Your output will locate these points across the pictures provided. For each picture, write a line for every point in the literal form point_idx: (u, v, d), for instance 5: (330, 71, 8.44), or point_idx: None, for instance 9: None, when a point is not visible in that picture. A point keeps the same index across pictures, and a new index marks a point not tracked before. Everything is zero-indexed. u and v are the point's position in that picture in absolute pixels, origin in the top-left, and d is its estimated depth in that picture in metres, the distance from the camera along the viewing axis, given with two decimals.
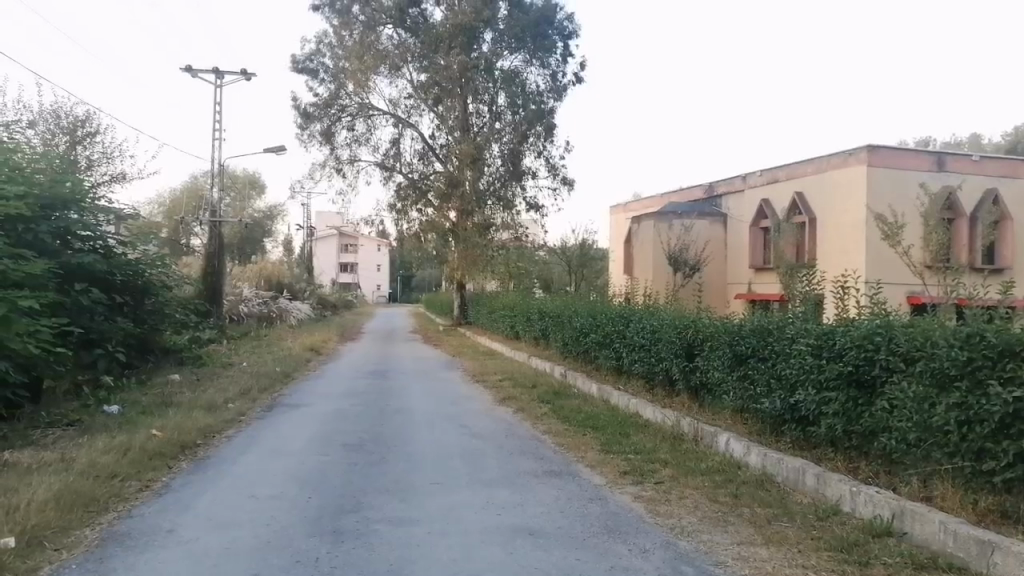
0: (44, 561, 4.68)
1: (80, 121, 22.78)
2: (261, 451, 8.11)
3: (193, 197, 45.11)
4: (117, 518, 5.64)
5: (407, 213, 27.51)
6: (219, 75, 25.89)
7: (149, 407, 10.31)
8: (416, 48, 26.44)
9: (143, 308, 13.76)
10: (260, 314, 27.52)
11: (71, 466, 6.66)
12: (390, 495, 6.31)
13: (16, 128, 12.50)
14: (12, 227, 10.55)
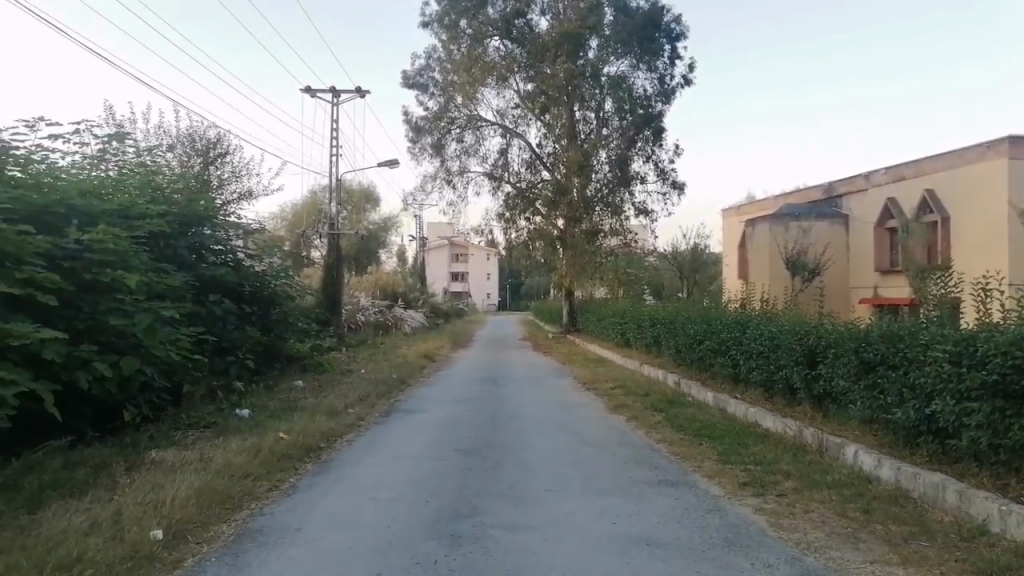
0: (189, 553, 5.03)
1: (213, 143, 24.31)
2: (380, 454, 8.39)
3: (312, 210, 47.35)
4: (251, 515, 5.97)
5: (516, 221, 27.68)
6: (335, 94, 27.13)
7: (276, 412, 10.86)
8: (522, 58, 26.72)
9: (270, 317, 14.56)
10: (376, 322, 28.51)
11: (208, 466, 7.11)
12: (504, 501, 6.37)
13: (157, 152, 13.56)
14: (154, 243, 11.43)
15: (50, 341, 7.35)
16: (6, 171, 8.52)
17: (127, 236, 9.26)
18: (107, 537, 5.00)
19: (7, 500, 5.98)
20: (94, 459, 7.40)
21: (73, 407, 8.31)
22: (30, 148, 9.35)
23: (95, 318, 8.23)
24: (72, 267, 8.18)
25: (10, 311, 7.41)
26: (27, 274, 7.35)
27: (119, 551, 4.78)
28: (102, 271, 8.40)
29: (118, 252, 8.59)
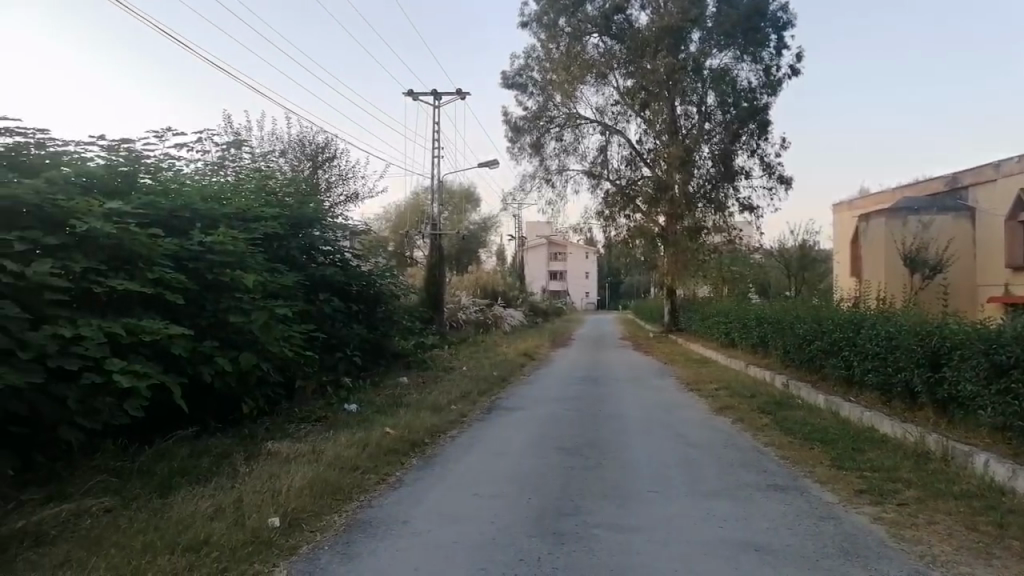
0: (303, 541, 5.25)
1: (322, 147, 25.35)
2: (482, 451, 8.48)
3: (416, 211, 48.58)
4: (360, 507, 6.17)
5: (616, 219, 27.47)
6: (437, 97, 27.71)
7: (382, 407, 11.20)
8: (622, 55, 26.43)
9: (376, 315, 15.02)
10: (476, 320, 28.93)
11: (321, 458, 7.41)
12: (607, 500, 6.32)
13: (271, 157, 14.23)
14: (269, 245, 12.02)
15: (177, 337, 7.85)
16: (139, 179, 9.17)
17: (244, 238, 9.79)
18: (229, 523, 5.28)
19: (141, 485, 6.41)
20: (217, 448, 7.85)
21: (197, 399, 8.83)
22: (158, 157, 10.03)
23: (217, 316, 8.73)
24: (195, 267, 8.71)
25: (142, 309, 7.95)
26: (157, 275, 7.89)
27: (241, 536, 5.04)
28: (223, 271, 8.92)
29: (237, 253, 9.12)
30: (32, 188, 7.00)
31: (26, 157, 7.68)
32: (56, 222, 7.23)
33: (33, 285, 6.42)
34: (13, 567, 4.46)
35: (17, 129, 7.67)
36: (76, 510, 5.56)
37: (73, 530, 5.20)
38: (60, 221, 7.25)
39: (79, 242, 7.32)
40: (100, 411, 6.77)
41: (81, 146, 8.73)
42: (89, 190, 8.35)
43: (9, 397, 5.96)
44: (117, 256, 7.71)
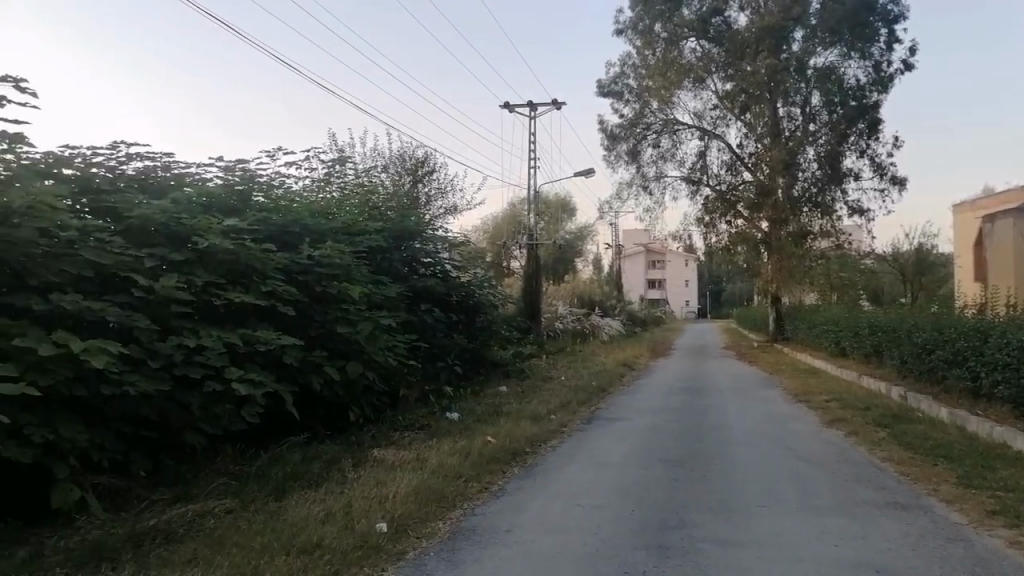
0: (410, 546, 5.37)
1: (421, 162, 26.01)
2: (583, 462, 8.43)
3: (512, 221, 49.03)
4: (464, 514, 6.26)
5: (716, 225, 26.82)
6: (532, 108, 27.92)
7: (483, 415, 11.32)
8: (721, 57, 25.84)
9: (476, 325, 15.24)
10: (574, 330, 28.89)
11: (425, 465, 7.55)
12: (714, 514, 6.14)
13: (373, 172, 14.70)
14: (373, 257, 12.40)
15: (289, 347, 8.21)
16: (254, 197, 9.65)
17: (350, 251, 10.14)
18: (340, 527, 5.46)
19: (258, 488, 6.73)
20: (328, 454, 8.14)
21: (308, 407, 9.19)
22: (270, 175, 10.54)
23: (325, 326, 9.08)
24: (305, 280, 9.07)
25: (257, 320, 8.35)
26: (270, 287, 8.29)
27: (351, 540, 5.20)
28: (330, 284, 9.26)
29: (344, 266, 9.49)
30: (158, 208, 7.54)
31: (152, 180, 8.32)
32: (180, 240, 7.74)
33: (160, 299, 6.90)
34: (147, 562, 4.78)
35: (145, 154, 8.30)
36: (200, 510, 5.89)
37: (198, 529, 5.51)
38: (183, 239, 7.75)
39: (200, 258, 7.80)
40: (220, 417, 7.16)
41: (202, 168, 9.29)
42: (209, 209, 8.87)
43: (140, 403, 6.40)
44: (234, 270, 8.15)
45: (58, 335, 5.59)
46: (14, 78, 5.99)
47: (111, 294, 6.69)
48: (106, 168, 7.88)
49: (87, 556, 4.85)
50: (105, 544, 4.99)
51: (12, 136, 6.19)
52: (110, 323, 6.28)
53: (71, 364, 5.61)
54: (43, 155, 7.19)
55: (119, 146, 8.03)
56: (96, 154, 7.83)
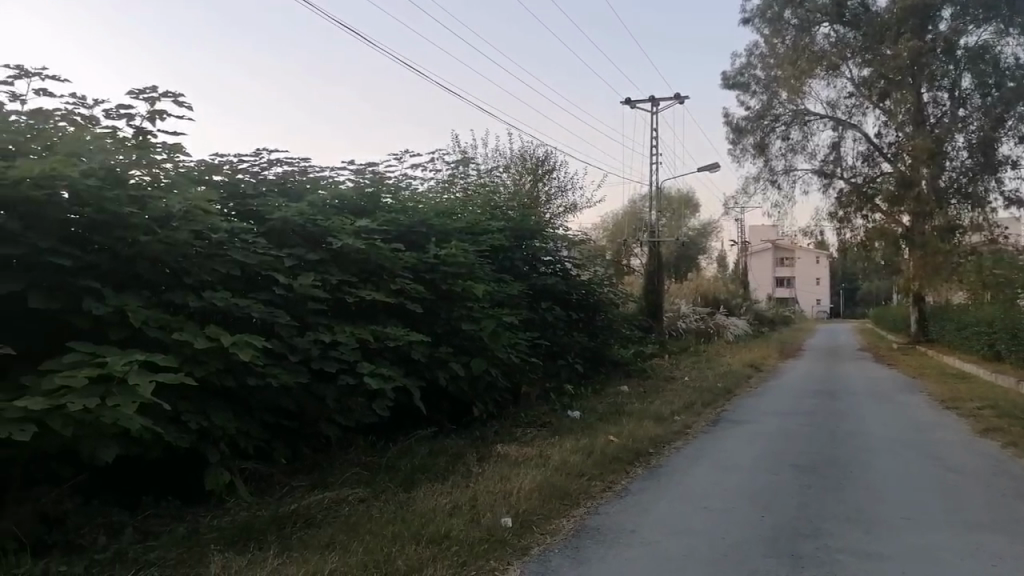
0: (535, 542, 5.42)
1: (541, 160, 26.24)
2: (709, 464, 8.21)
3: (633, 219, 48.47)
4: (588, 513, 6.25)
5: (850, 220, 25.45)
6: (654, 103, 27.47)
7: (605, 414, 11.25)
8: (857, 43, 24.43)
9: (596, 323, 15.19)
10: (697, 329, 28.23)
11: (548, 463, 7.59)
12: (852, 524, 5.82)
13: (495, 172, 14.93)
14: (495, 256, 12.60)
15: (416, 343, 8.47)
16: (382, 199, 10.02)
17: (474, 250, 10.35)
18: (467, 520, 5.59)
19: (388, 479, 6.99)
20: (453, 448, 8.34)
21: (434, 401, 9.45)
22: (398, 177, 10.93)
23: (451, 323, 9.32)
24: (432, 278, 9.32)
25: (387, 316, 8.67)
26: (399, 286, 8.59)
27: (478, 533, 5.31)
28: (456, 282, 9.48)
29: (468, 265, 9.69)
30: (297, 210, 8.00)
31: (290, 184, 8.83)
32: (317, 240, 8.17)
33: (299, 296, 7.32)
34: (291, 544, 5.08)
35: (285, 160, 8.82)
36: (336, 498, 6.19)
37: (335, 515, 5.80)
38: (320, 239, 8.17)
39: (334, 257, 8.19)
40: (353, 410, 7.49)
41: (335, 171, 9.76)
42: (341, 210, 9.32)
43: (281, 394, 6.81)
44: (365, 269, 8.50)
45: (210, 330, 6.04)
46: (174, 92, 6.67)
47: (255, 292, 7.16)
48: (251, 173, 8.45)
49: (236, 536, 5.21)
50: (252, 526, 5.34)
51: (172, 146, 6.81)
52: (255, 318, 6.71)
53: (221, 357, 6.05)
54: (196, 163, 7.79)
55: (262, 152, 8.58)
56: (241, 160, 8.41)
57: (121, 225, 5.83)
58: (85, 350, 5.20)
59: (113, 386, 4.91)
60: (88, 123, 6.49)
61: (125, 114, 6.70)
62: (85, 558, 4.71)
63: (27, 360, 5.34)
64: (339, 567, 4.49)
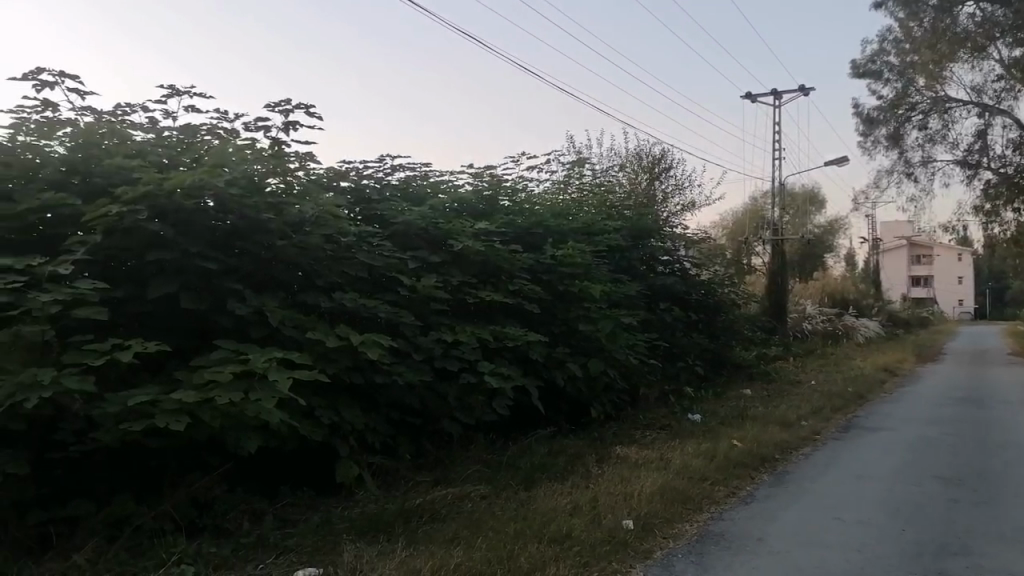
0: (657, 546, 5.35)
1: (657, 159, 25.84)
2: (841, 473, 7.82)
3: (754, 217, 46.75)
4: (711, 518, 6.09)
5: (998, 213, 23.63)
6: (777, 96, 26.44)
7: (728, 418, 10.91)
8: (1008, 21, 22.05)
9: (716, 324, 14.79)
10: (825, 330, 26.90)
11: (669, 466, 7.47)
12: (1006, 543, 5.38)
13: (610, 171, 14.86)
14: (612, 257, 12.53)
15: (533, 343, 8.54)
16: (500, 201, 10.18)
17: (591, 251, 10.33)
18: (588, 520, 5.58)
19: (509, 477, 7.06)
20: (572, 449, 8.33)
21: (551, 402, 9.48)
22: (515, 179, 11.10)
23: (568, 323, 9.31)
24: (549, 279, 9.40)
25: (506, 317, 8.78)
26: (517, 286, 8.69)
27: (600, 534, 5.29)
28: (572, 283, 9.51)
29: (584, 265, 9.69)
30: (419, 214, 8.27)
31: (412, 188, 9.12)
32: (438, 242, 8.40)
33: (421, 296, 7.56)
34: (418, 538, 5.24)
35: (407, 165, 9.12)
36: (459, 494, 6.33)
37: (458, 511, 5.92)
38: (441, 241, 8.40)
39: (455, 259, 8.40)
40: (474, 408, 7.64)
41: (454, 175, 10.01)
42: (461, 213, 9.53)
43: (406, 391, 7.03)
44: (485, 270, 8.65)
45: (341, 329, 6.33)
46: (306, 104, 7.05)
47: (381, 293, 7.45)
48: (375, 178, 8.79)
49: (367, 527, 5.43)
50: (381, 518, 5.55)
51: (304, 154, 7.20)
52: (382, 318, 6.98)
53: (350, 355, 6.33)
54: (326, 170, 8.18)
55: (385, 158, 8.92)
56: (367, 166, 8.77)
57: (261, 230, 6.22)
58: (229, 348, 5.58)
59: (255, 381, 5.23)
60: (230, 135, 6.97)
61: (262, 126, 7.14)
62: (231, 541, 5.04)
63: (179, 355, 5.78)
64: (464, 562, 4.59)
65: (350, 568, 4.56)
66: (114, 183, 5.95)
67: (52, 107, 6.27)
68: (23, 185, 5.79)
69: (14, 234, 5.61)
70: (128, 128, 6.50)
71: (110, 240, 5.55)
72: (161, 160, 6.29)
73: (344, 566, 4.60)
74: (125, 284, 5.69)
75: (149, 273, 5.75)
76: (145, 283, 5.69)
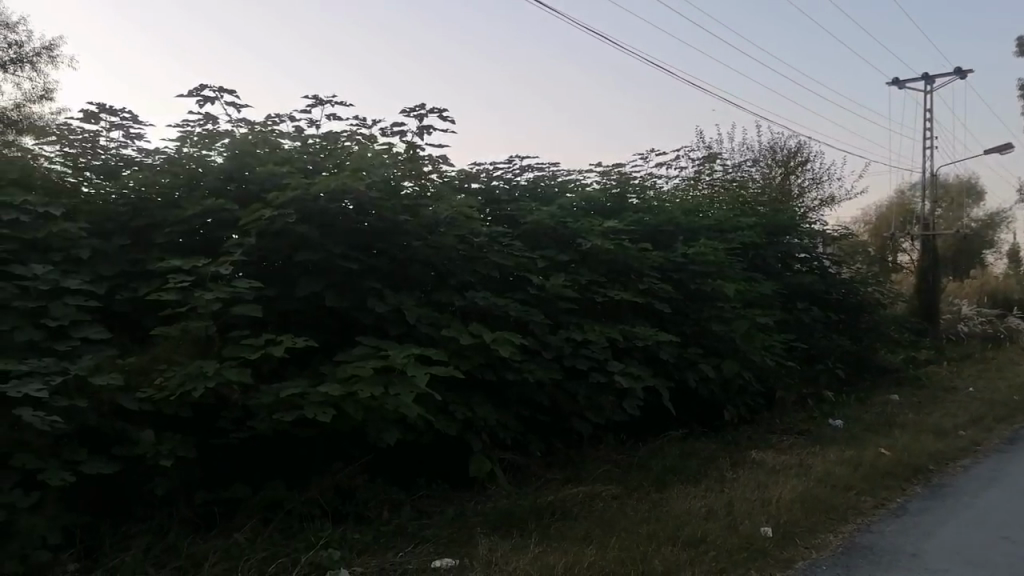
0: (798, 555, 5.11)
1: (793, 153, 24.77)
2: (1008, 488, 7.16)
3: (900, 212, 43.69)
4: (858, 530, 5.75)
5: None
6: (929, 80, 24.63)
7: (874, 425, 10.26)
8: None
9: (860, 326, 13.98)
10: (984, 333, 24.71)
11: (810, 473, 7.13)
12: None
13: (743, 166, 14.38)
14: (746, 254, 12.11)
15: (664, 343, 8.38)
16: (629, 199, 10.09)
17: (724, 248, 10.04)
18: (723, 525, 5.43)
19: (640, 478, 6.97)
20: (704, 451, 8.12)
21: (683, 403, 9.27)
22: (644, 177, 10.97)
23: (700, 323, 9.07)
24: (680, 277, 9.22)
25: (636, 316, 8.67)
26: (647, 285, 8.57)
27: (736, 540, 5.13)
28: (705, 281, 9.29)
29: (717, 263, 9.42)
30: (548, 214, 8.33)
31: (541, 188, 9.21)
32: (567, 241, 8.45)
33: (551, 295, 7.61)
34: (550, 535, 5.28)
35: (535, 165, 9.21)
36: (590, 493, 6.31)
37: (589, 510, 5.92)
38: (570, 240, 8.44)
39: (584, 257, 8.40)
40: (604, 408, 7.60)
41: (582, 174, 10.01)
42: (590, 211, 9.52)
43: (536, 389, 7.11)
44: (614, 268, 8.59)
45: (474, 327, 6.47)
46: (439, 108, 7.28)
47: (511, 291, 7.56)
48: (505, 179, 8.94)
49: (500, 521, 5.53)
50: (514, 513, 5.63)
51: (437, 157, 7.43)
52: (512, 317, 7.08)
53: (483, 352, 6.48)
54: (458, 172, 8.40)
55: (514, 159, 9.06)
56: (496, 168, 8.94)
57: (398, 231, 6.47)
58: (370, 344, 5.84)
59: (394, 376, 5.45)
60: (369, 140, 7.30)
61: (398, 130, 7.43)
62: (372, 529, 5.28)
63: (324, 350, 6.12)
64: (597, 561, 4.58)
65: (485, 561, 4.66)
66: (265, 188, 6.38)
67: (212, 120, 6.80)
68: (189, 191, 6.38)
69: (181, 236, 6.16)
70: (277, 136, 6.95)
71: (263, 242, 5.95)
72: (307, 166, 6.67)
73: (480, 559, 4.70)
74: (277, 283, 6.08)
75: (297, 272, 6.12)
76: (293, 282, 6.07)
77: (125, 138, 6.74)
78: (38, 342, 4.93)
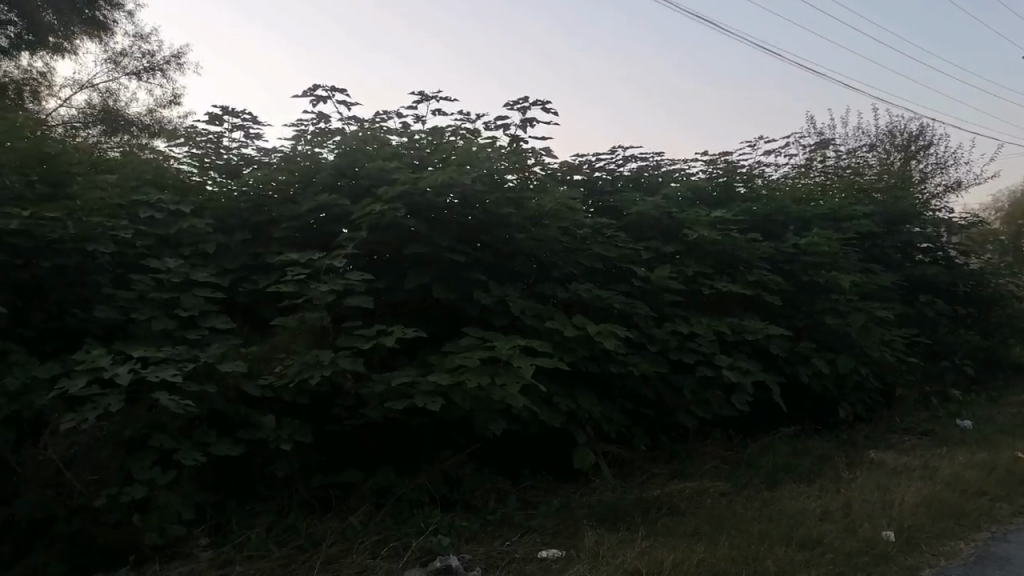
0: (924, 562, 4.83)
1: (915, 136, 23.36)
2: None
3: None
4: (992, 539, 5.37)
5: None
6: None
7: (1008, 427, 9.54)
8: None
9: (991, 321, 13.01)
10: None
11: (935, 476, 6.71)
12: None
13: (859, 152, 13.67)
14: (863, 244, 11.51)
15: (775, 337, 8.07)
16: (736, 188, 9.78)
17: (839, 238, 9.58)
18: (841, 527, 5.20)
19: (750, 475, 6.77)
20: (818, 450, 7.78)
21: (795, 399, 8.91)
22: (752, 165, 10.61)
23: (814, 316, 8.69)
24: (792, 270, 8.89)
25: (745, 309, 8.40)
26: (757, 277, 8.28)
27: (856, 544, 4.90)
28: (818, 273, 8.89)
29: (832, 253, 9.00)
30: (652, 205, 8.20)
31: (644, 179, 9.08)
32: (673, 232, 8.28)
33: (656, 287, 7.48)
34: (657, 530, 5.20)
35: (639, 156, 9.08)
36: (697, 489, 6.18)
37: (697, 506, 5.79)
38: (675, 231, 8.27)
39: (690, 249, 8.20)
40: (711, 402, 7.42)
41: (687, 163, 9.79)
42: (695, 201, 9.30)
43: (641, 382, 7.02)
44: (722, 260, 8.36)
45: (578, 319, 6.44)
46: (542, 101, 7.29)
47: (615, 283, 7.50)
48: (607, 171, 8.87)
49: (606, 514, 5.50)
50: (620, 507, 5.59)
51: (540, 149, 7.43)
52: (617, 309, 7.02)
53: (588, 344, 6.44)
54: (561, 164, 8.38)
55: (617, 150, 8.96)
56: (599, 159, 8.88)
57: (503, 224, 6.52)
58: (476, 335, 5.92)
59: (500, 367, 5.51)
60: (473, 134, 7.39)
61: (502, 124, 7.49)
62: (479, 517, 5.36)
63: (432, 341, 6.25)
64: (707, 558, 4.48)
65: (592, 553, 4.66)
66: (375, 184, 6.56)
67: (324, 119, 7.07)
68: (303, 187, 6.62)
69: (297, 230, 6.44)
70: (385, 133, 7.14)
71: (372, 235, 6.14)
72: (413, 161, 6.82)
73: (586, 551, 4.70)
74: (386, 275, 6.27)
75: (405, 265, 6.28)
76: (402, 274, 6.23)
77: (245, 138, 7.11)
78: (171, 330, 5.28)
